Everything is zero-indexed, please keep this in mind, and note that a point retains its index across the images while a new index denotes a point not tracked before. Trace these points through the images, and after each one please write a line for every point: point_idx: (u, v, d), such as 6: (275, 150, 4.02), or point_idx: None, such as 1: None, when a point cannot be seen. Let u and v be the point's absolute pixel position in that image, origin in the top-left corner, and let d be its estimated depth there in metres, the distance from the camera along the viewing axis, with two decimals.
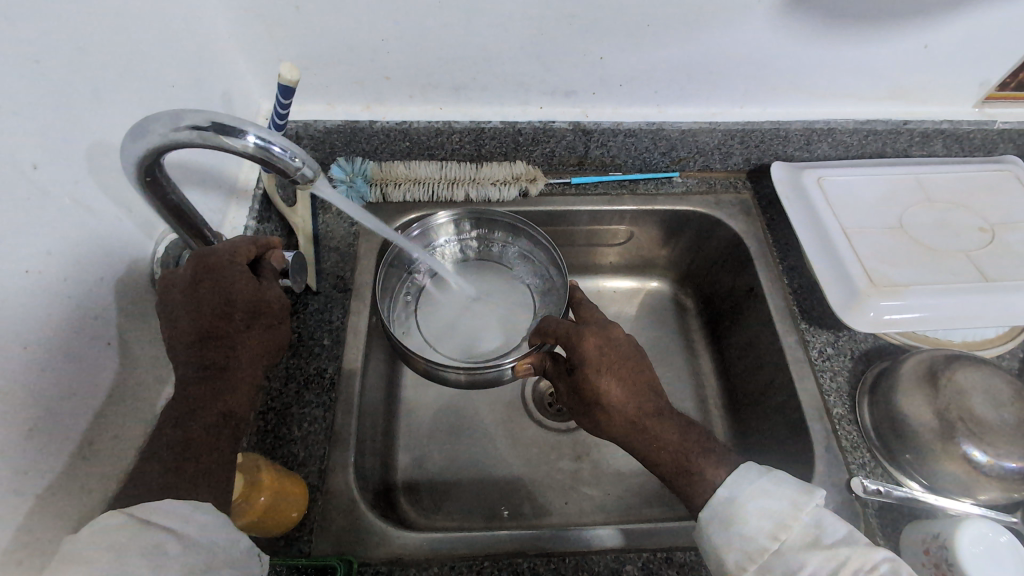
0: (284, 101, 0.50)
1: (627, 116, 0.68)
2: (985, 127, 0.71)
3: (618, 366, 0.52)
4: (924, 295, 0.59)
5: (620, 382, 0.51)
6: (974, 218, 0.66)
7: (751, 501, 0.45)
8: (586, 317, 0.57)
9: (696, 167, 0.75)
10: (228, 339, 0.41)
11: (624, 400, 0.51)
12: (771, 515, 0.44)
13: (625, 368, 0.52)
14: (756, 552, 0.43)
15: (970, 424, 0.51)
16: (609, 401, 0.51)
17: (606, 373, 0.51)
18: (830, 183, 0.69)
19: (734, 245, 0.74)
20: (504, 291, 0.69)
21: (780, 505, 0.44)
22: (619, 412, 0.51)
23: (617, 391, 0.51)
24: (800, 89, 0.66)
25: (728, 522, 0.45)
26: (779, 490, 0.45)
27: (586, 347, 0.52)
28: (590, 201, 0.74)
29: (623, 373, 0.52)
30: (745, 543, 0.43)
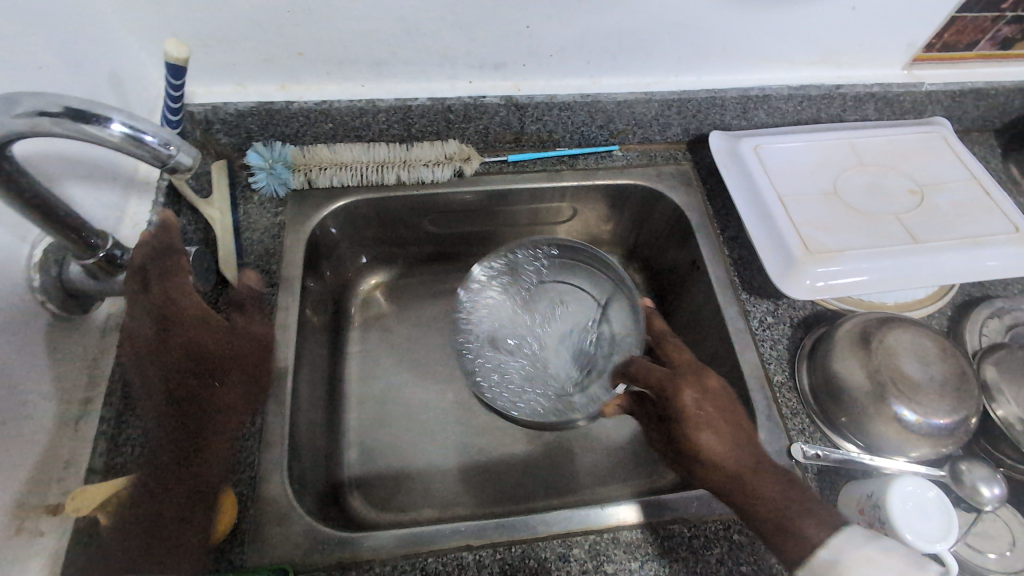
0: (175, 82, 0.46)
1: (560, 89, 0.66)
2: (914, 89, 0.71)
3: (716, 418, 0.52)
4: (856, 260, 0.60)
5: (718, 436, 0.52)
6: (904, 180, 0.67)
7: (858, 570, 0.42)
8: (676, 360, 0.59)
9: (635, 140, 0.74)
10: (178, 324, 0.51)
11: (732, 447, 0.51)
12: None
13: (726, 421, 0.52)
14: None
15: (900, 384, 0.52)
16: (725, 449, 0.51)
17: (704, 428, 0.52)
18: (766, 151, 0.68)
19: (676, 217, 0.73)
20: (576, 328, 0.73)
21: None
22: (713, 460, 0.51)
23: (720, 438, 0.52)
24: (734, 56, 0.65)
25: None
26: (890, 560, 0.42)
27: (683, 399, 0.53)
28: (529, 179, 0.71)
29: (722, 425, 0.52)
30: None
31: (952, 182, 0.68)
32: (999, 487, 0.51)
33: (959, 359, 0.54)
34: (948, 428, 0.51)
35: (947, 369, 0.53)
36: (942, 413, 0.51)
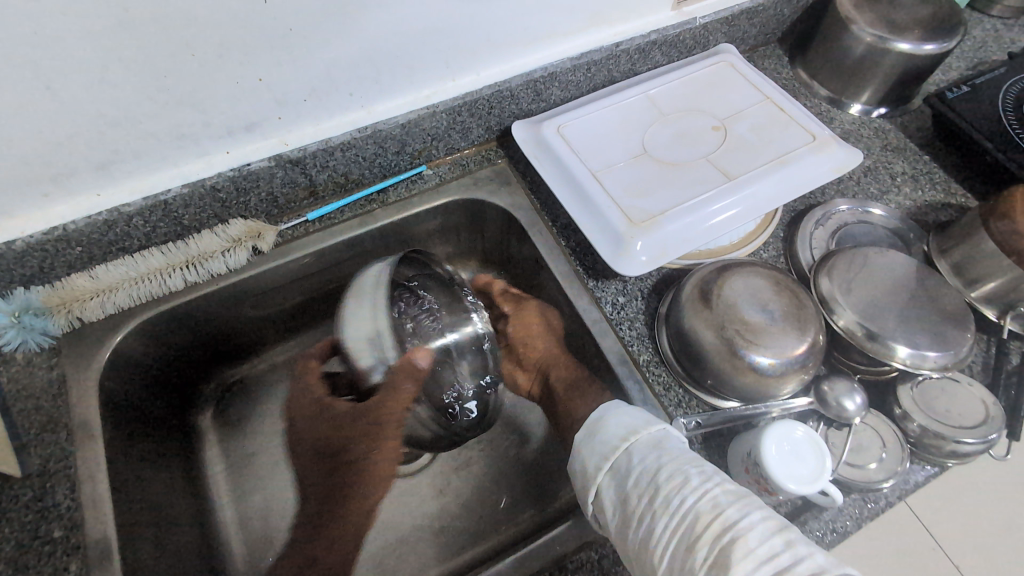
0: None
1: (333, 131, 0.59)
2: (689, 26, 0.71)
3: (544, 329, 0.67)
4: (677, 217, 0.59)
5: (542, 340, 0.66)
6: (706, 118, 0.67)
7: (617, 420, 0.50)
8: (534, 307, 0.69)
9: (441, 153, 0.69)
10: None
11: (540, 348, 0.67)
12: (629, 427, 0.49)
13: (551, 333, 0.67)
14: (610, 451, 0.48)
15: (744, 331, 0.51)
16: (523, 345, 0.67)
17: (535, 336, 0.67)
18: (569, 129, 0.65)
19: (508, 219, 0.69)
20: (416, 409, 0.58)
21: (639, 421, 0.49)
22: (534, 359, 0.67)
23: (538, 343, 0.67)
24: (503, 45, 0.61)
25: (595, 433, 0.51)
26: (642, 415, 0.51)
27: (530, 316, 0.67)
28: (341, 232, 0.65)
29: (546, 335, 0.67)
30: (603, 446, 0.49)
31: (749, 108, 0.68)
32: (857, 395, 0.52)
33: (793, 287, 0.54)
34: (801, 359, 0.51)
35: (784, 301, 0.53)
36: (790, 346, 0.51)
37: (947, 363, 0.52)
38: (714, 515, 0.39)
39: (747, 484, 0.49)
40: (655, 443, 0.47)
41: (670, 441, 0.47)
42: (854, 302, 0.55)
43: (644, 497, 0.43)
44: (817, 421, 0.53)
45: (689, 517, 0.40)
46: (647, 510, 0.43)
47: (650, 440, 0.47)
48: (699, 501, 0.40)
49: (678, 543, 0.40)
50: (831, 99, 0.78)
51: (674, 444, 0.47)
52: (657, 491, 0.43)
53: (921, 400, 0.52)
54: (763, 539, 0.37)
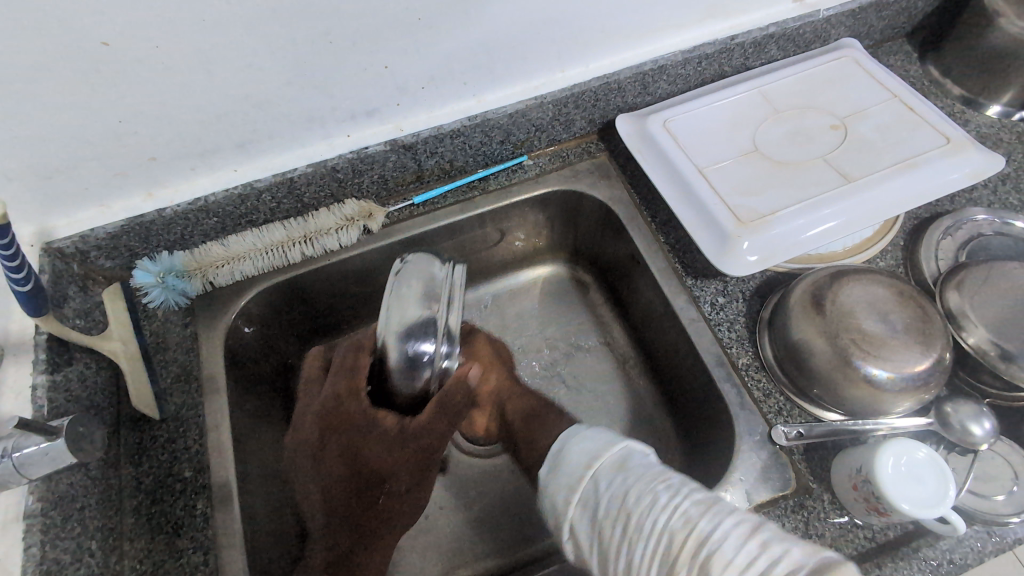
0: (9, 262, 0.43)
1: (445, 118, 0.61)
2: (811, 19, 0.68)
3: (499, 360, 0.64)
4: (790, 218, 0.56)
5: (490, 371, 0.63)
6: (825, 117, 0.64)
7: (574, 449, 0.49)
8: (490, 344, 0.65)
9: (543, 144, 0.69)
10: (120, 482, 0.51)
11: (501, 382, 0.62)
12: (587, 453, 0.47)
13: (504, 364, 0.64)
14: (576, 480, 0.46)
15: (862, 342, 0.49)
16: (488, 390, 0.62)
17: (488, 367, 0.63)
18: (676, 124, 0.64)
19: (604, 213, 0.69)
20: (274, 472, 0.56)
21: (594, 446, 0.48)
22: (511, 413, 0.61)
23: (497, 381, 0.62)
24: (615, 36, 0.60)
25: (558, 465, 0.49)
26: (597, 438, 0.49)
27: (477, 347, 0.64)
28: (443, 216, 0.67)
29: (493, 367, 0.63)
30: (567, 478, 0.47)
31: (872, 107, 0.64)
32: (987, 420, 0.48)
33: (920, 300, 0.51)
34: (925, 376, 0.48)
35: (908, 314, 0.50)
36: (913, 363, 0.48)
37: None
38: (688, 531, 0.37)
39: (855, 502, 0.47)
40: (617, 459, 0.46)
41: (633, 454, 0.46)
42: (988, 320, 0.51)
43: (621, 504, 0.42)
44: (937, 443, 0.50)
45: (668, 527, 0.38)
46: (623, 539, 0.41)
47: (615, 460, 0.46)
48: (687, 506, 0.39)
49: (660, 566, 0.38)
50: (967, 99, 0.72)
51: (636, 457, 0.45)
52: (631, 503, 0.41)
53: None
54: (740, 548, 0.35)
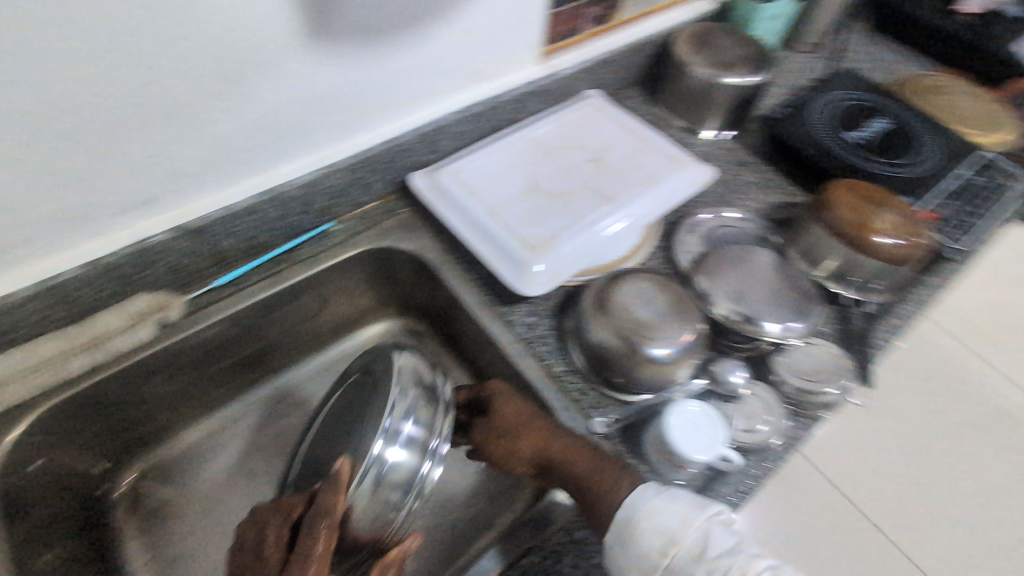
0: None
1: (235, 197, 0.61)
2: (556, 77, 0.81)
3: (515, 419, 0.54)
4: (569, 239, 0.65)
5: (516, 409, 0.55)
6: (583, 153, 0.76)
7: (644, 521, 0.46)
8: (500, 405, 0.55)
9: (346, 209, 0.72)
10: None
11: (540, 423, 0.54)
12: (659, 533, 0.46)
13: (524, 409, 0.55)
14: (651, 567, 0.45)
15: (637, 329, 0.58)
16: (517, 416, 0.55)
17: (505, 401, 0.56)
18: (463, 174, 0.71)
19: (417, 262, 0.73)
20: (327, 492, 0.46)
21: (671, 521, 0.46)
22: (512, 426, 0.54)
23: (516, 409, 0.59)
24: (391, 105, 0.66)
25: (628, 541, 0.46)
26: (672, 507, 0.47)
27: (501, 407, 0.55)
28: (253, 294, 0.66)
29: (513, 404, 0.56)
30: (642, 561, 0.46)
31: (615, 140, 0.78)
32: (739, 370, 0.61)
33: (673, 285, 0.62)
34: (688, 344, 0.59)
35: (667, 297, 0.61)
36: (677, 337, 0.58)
37: (803, 330, 0.62)
38: None
39: (664, 467, 0.55)
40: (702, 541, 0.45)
41: (714, 535, 0.45)
42: (725, 292, 0.64)
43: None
44: (712, 399, 0.60)
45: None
46: None
47: (694, 544, 0.45)
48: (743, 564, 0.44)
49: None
50: (688, 128, 0.92)
51: (720, 543, 0.44)
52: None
53: (789, 366, 0.61)
54: None
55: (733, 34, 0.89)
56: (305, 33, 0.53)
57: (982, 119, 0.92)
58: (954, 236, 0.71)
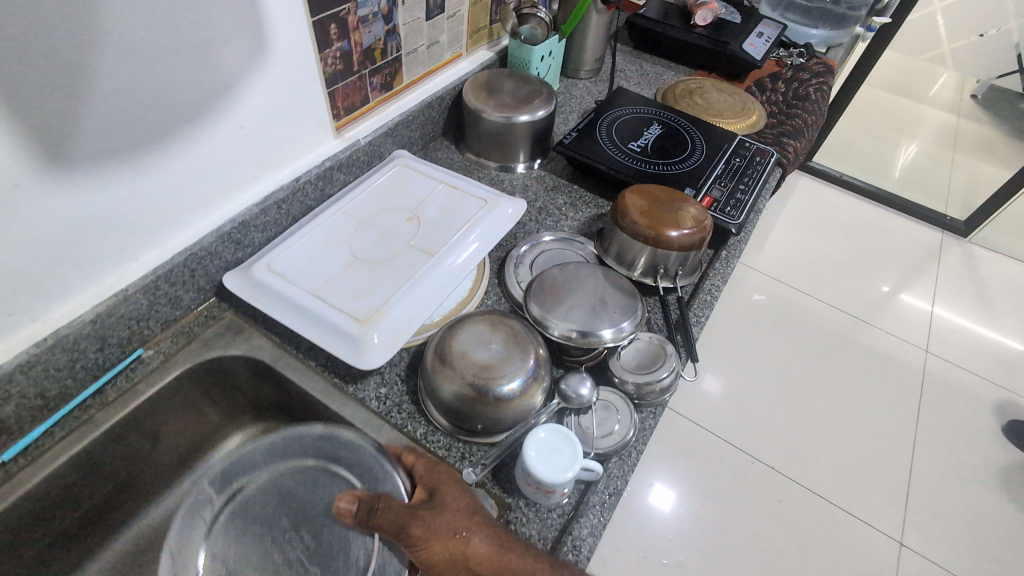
0: None
1: (2, 358, 0.53)
2: (357, 147, 0.82)
3: (448, 549, 0.47)
4: (400, 302, 0.66)
5: (444, 539, 0.47)
6: (399, 214, 0.78)
7: None
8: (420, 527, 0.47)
9: (157, 331, 0.66)
10: None
11: (478, 553, 0.48)
12: None
13: (451, 530, 0.48)
14: None
15: (481, 373, 0.59)
16: (447, 559, 0.47)
17: (432, 539, 0.47)
18: (278, 263, 0.69)
19: (253, 364, 0.69)
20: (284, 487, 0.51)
21: None
22: (441, 569, 0.47)
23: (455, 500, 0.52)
24: (177, 213, 0.63)
25: None
26: None
27: (430, 548, 0.47)
28: (58, 454, 0.58)
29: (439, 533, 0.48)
30: None
31: (429, 195, 0.81)
32: (587, 381, 0.63)
33: (506, 320, 0.65)
34: (532, 374, 0.61)
35: (501, 334, 0.63)
36: (520, 369, 0.61)
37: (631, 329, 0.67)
38: None
39: (535, 493, 0.56)
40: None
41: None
42: (557, 314, 0.67)
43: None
44: (568, 415, 0.63)
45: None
46: None
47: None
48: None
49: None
50: (500, 166, 0.98)
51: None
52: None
53: (626, 364, 0.66)
54: None
55: (514, 77, 0.97)
56: (43, 165, 0.48)
57: (732, 109, 1.09)
58: (730, 213, 0.83)
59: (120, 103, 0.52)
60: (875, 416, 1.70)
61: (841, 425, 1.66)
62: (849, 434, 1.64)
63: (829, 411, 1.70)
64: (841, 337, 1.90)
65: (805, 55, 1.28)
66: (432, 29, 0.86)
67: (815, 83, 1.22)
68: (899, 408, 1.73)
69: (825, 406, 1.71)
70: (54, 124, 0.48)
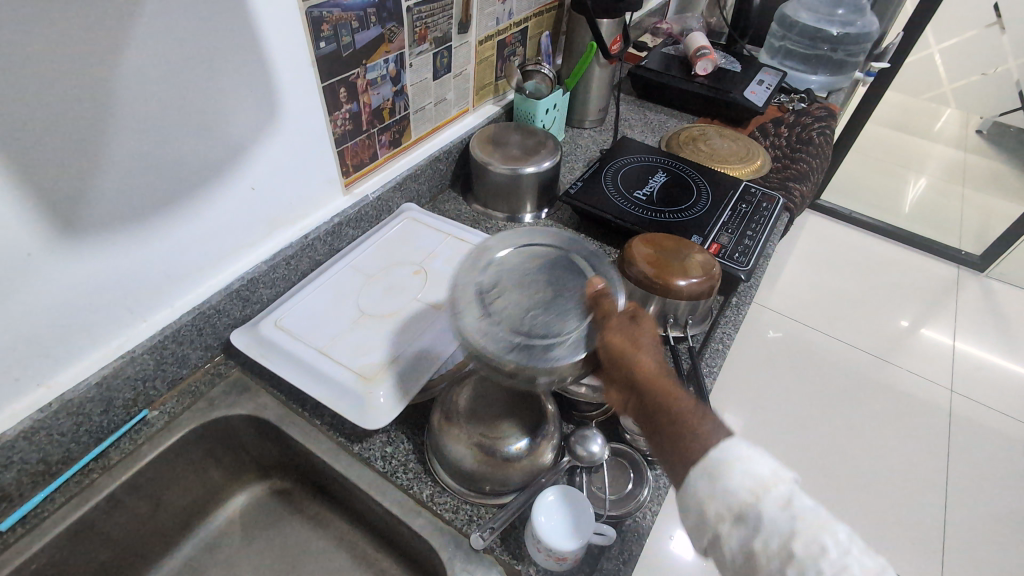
0: None
1: (5, 424, 0.53)
2: (365, 202, 0.84)
3: (644, 343, 0.51)
4: (405, 358, 0.65)
5: (636, 352, 0.50)
6: (406, 267, 0.78)
7: (737, 465, 0.44)
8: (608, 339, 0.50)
9: (162, 390, 0.66)
10: None
11: (651, 366, 0.50)
12: (753, 477, 0.44)
13: (643, 337, 0.51)
14: (737, 507, 0.43)
15: (487, 433, 0.58)
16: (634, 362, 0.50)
17: (630, 345, 0.50)
18: (285, 320, 0.69)
19: (258, 423, 0.68)
20: (528, 253, 0.61)
21: (763, 470, 0.44)
22: (619, 364, 0.50)
23: (620, 319, 0.52)
24: (187, 274, 0.64)
25: (716, 477, 0.44)
26: (762, 459, 0.45)
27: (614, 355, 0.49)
28: (57, 522, 0.56)
29: (632, 336, 0.50)
30: (728, 496, 0.44)
31: (436, 247, 0.82)
32: (597, 437, 0.61)
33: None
34: (541, 430, 0.60)
35: None
36: (527, 428, 0.59)
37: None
38: None
39: (546, 560, 0.53)
40: (788, 504, 0.43)
41: (799, 498, 0.43)
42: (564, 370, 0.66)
43: (778, 565, 0.42)
44: (578, 474, 0.61)
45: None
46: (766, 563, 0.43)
47: (781, 497, 0.43)
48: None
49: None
50: (508, 216, 0.99)
51: (808, 507, 0.43)
52: (795, 559, 0.41)
53: (637, 419, 0.64)
54: None
55: (519, 130, 1.00)
56: (54, 235, 0.50)
57: (736, 155, 1.10)
58: (738, 259, 0.82)
59: (133, 172, 0.54)
60: (903, 460, 1.62)
61: (867, 471, 1.59)
62: (877, 480, 1.57)
63: (854, 455, 1.63)
64: (861, 376, 1.84)
65: (807, 99, 1.30)
66: (439, 87, 0.89)
67: (818, 127, 1.23)
68: (928, 451, 1.65)
69: (850, 450, 1.64)
70: (68, 195, 0.50)
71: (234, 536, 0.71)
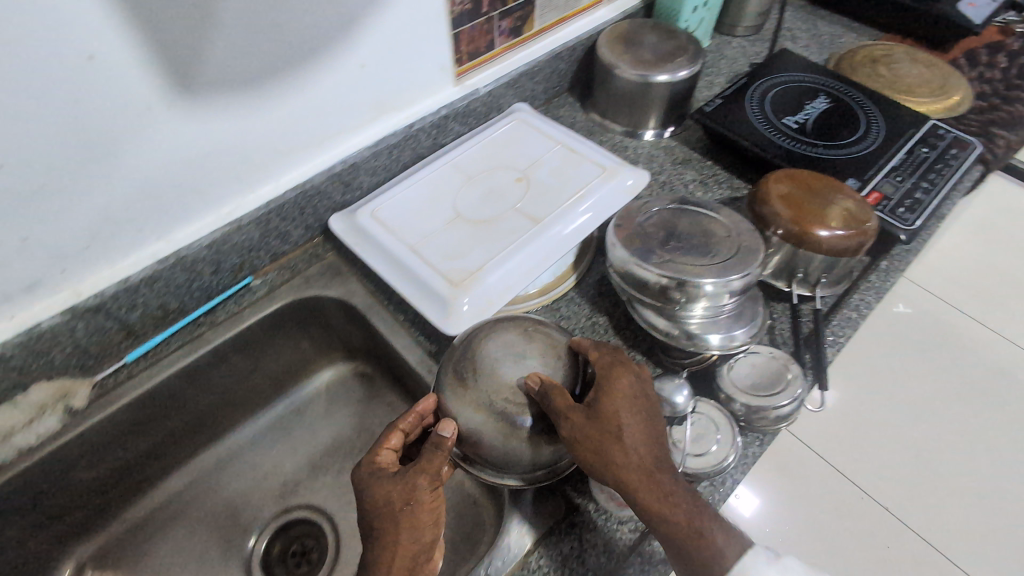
0: None
1: (132, 268, 0.58)
2: (475, 96, 0.77)
3: (637, 426, 0.47)
4: (494, 268, 0.62)
5: (637, 410, 0.47)
6: (509, 173, 0.73)
7: None
8: (604, 416, 0.46)
9: (266, 261, 0.69)
10: None
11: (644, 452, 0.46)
12: None
13: (639, 417, 0.47)
14: None
15: (512, 403, 0.49)
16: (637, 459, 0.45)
17: (632, 410, 0.47)
18: (381, 211, 0.68)
19: (347, 307, 0.70)
20: (650, 228, 0.63)
21: None
22: (607, 450, 0.45)
23: (623, 394, 0.48)
24: (293, 150, 0.63)
25: None
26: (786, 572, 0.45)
27: (615, 419, 0.46)
28: (171, 364, 0.63)
29: (626, 416, 0.47)
30: None
31: (543, 155, 0.75)
32: (684, 389, 0.54)
33: (541, 330, 0.54)
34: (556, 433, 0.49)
35: (538, 346, 0.52)
36: None
37: (738, 287, 0.57)
38: None
39: (606, 502, 0.52)
40: None
41: None
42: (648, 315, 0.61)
43: None
44: None
45: None
46: None
47: None
48: None
49: None
50: (628, 131, 0.88)
51: None
52: None
53: (737, 378, 0.57)
54: None
55: (658, 30, 0.86)
56: (172, 92, 0.50)
57: (928, 85, 0.88)
58: (902, 215, 0.67)
59: (247, 35, 0.52)
60: None
61: (986, 475, 1.39)
62: (997, 491, 1.37)
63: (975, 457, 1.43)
64: (1006, 372, 1.58)
65: None
66: None
67: None
68: None
69: (971, 448, 1.44)
70: (182, 53, 0.49)
71: (319, 406, 0.76)
